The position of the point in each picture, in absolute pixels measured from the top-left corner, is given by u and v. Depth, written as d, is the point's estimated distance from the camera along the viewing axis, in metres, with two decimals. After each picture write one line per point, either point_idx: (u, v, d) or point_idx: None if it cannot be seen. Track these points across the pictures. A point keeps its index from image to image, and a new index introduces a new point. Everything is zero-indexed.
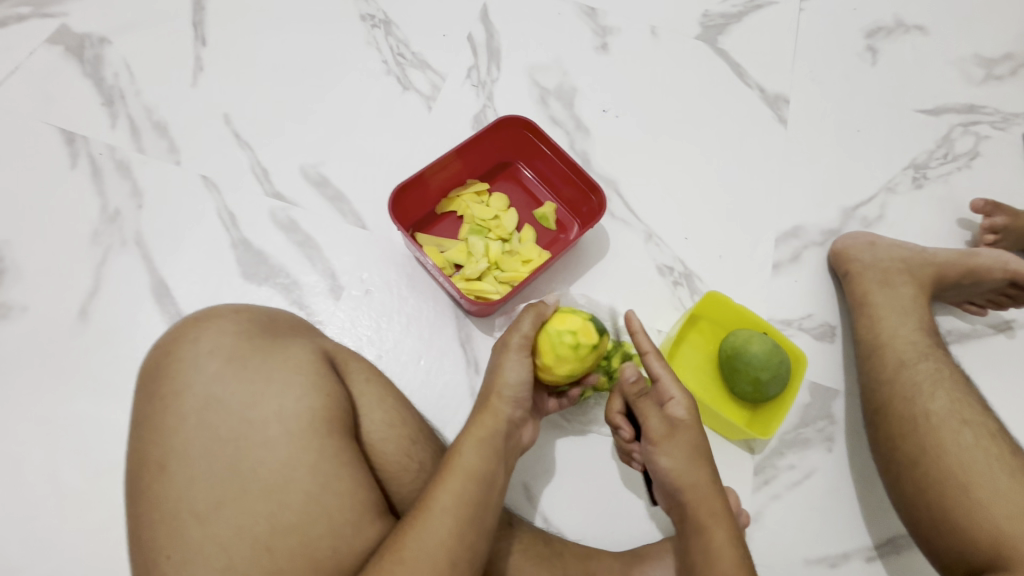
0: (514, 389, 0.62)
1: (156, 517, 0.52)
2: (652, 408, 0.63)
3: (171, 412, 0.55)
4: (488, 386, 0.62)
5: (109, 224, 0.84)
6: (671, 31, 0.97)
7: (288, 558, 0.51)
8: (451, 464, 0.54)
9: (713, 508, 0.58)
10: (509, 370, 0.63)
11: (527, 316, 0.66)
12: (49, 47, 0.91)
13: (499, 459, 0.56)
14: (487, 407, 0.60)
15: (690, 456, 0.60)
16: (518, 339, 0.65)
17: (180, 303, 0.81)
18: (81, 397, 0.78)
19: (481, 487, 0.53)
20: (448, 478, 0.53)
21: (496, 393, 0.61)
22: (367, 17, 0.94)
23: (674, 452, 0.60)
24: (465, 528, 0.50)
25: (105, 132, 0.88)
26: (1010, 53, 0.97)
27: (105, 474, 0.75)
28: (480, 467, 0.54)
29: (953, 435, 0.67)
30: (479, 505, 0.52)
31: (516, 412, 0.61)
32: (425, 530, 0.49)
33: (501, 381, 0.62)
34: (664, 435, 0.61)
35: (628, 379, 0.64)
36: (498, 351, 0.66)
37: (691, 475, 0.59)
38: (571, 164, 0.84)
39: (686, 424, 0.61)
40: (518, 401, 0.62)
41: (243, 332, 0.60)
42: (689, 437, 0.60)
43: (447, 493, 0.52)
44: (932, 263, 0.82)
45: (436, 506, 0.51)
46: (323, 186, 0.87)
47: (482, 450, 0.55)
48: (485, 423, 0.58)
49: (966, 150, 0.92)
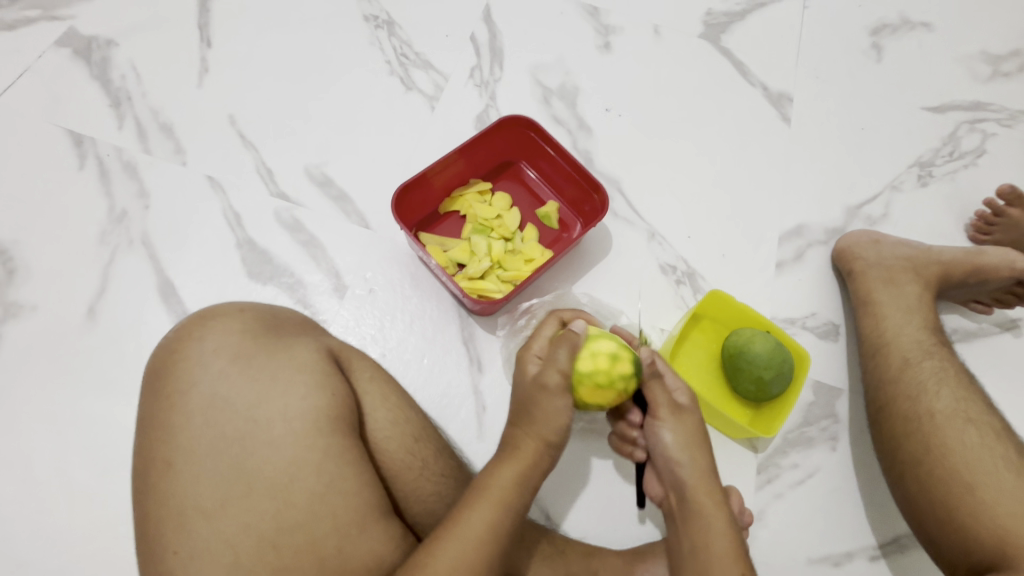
0: (557, 433, 0.57)
1: (163, 514, 0.53)
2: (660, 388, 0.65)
3: (177, 410, 0.55)
4: (529, 423, 0.58)
5: (116, 225, 0.85)
6: (674, 30, 0.97)
7: (295, 556, 0.51)
8: (485, 488, 0.53)
9: (712, 493, 0.59)
10: (551, 413, 0.57)
11: (563, 349, 0.61)
12: (57, 49, 0.92)
13: (532, 490, 0.56)
14: (525, 438, 0.57)
15: (691, 437, 0.61)
16: (556, 376, 0.59)
17: (186, 303, 0.82)
18: (89, 396, 0.79)
19: (511, 514, 0.53)
20: (482, 502, 0.52)
21: (540, 433, 0.57)
22: (370, 17, 0.95)
23: (677, 428, 0.62)
24: (488, 553, 0.50)
25: (112, 134, 0.89)
26: (1017, 50, 0.96)
27: (113, 471, 0.76)
28: (514, 498, 0.53)
29: (957, 434, 0.67)
30: (508, 531, 0.52)
31: (557, 449, 0.58)
32: (452, 551, 0.49)
33: (544, 422, 0.57)
34: (669, 413, 0.63)
35: (643, 360, 0.65)
36: (530, 389, 0.59)
37: (695, 454, 0.60)
38: (574, 164, 0.84)
39: (692, 409, 0.64)
40: (560, 441, 0.58)
41: (248, 331, 0.60)
42: (691, 420, 0.63)
43: (477, 517, 0.51)
44: (936, 261, 0.82)
45: (466, 527, 0.51)
46: (327, 186, 0.87)
47: (521, 483, 0.54)
48: (526, 456, 0.56)
49: (971, 148, 0.92)
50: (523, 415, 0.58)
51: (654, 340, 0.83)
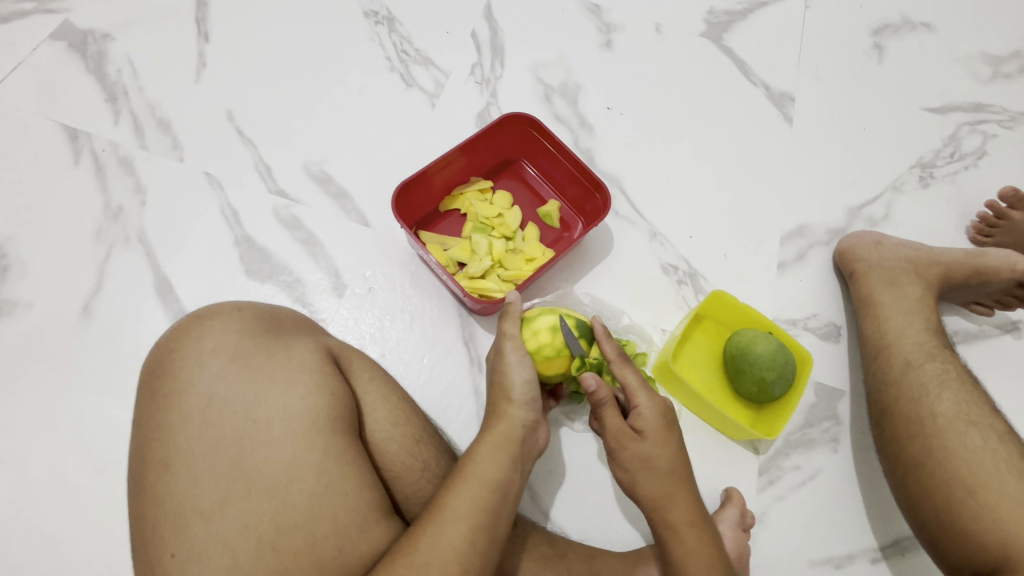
0: (523, 392, 0.62)
1: (160, 516, 0.52)
2: (610, 418, 0.61)
3: (175, 410, 0.55)
4: (498, 392, 0.62)
5: (113, 221, 0.84)
6: (676, 28, 0.96)
7: (295, 558, 0.50)
8: (466, 470, 0.54)
9: (676, 522, 0.58)
10: (513, 372, 0.63)
11: (508, 321, 0.66)
12: (52, 43, 0.91)
13: (512, 465, 0.56)
14: (499, 413, 0.60)
15: (646, 469, 0.59)
16: (509, 342, 0.65)
17: (184, 301, 0.81)
18: (84, 395, 0.77)
19: (493, 494, 0.53)
20: (461, 484, 0.53)
21: (506, 399, 0.61)
22: (370, 13, 0.94)
23: (628, 465, 0.60)
24: (477, 537, 0.50)
25: (109, 129, 0.87)
26: (1017, 52, 0.96)
27: (109, 471, 0.75)
28: (494, 475, 0.54)
29: (960, 436, 0.67)
30: (492, 511, 0.52)
31: (530, 416, 0.61)
32: (436, 534, 0.49)
33: (509, 386, 0.62)
34: (618, 448, 0.61)
35: (589, 389, 0.60)
36: (496, 358, 0.65)
37: (649, 486, 0.59)
38: (575, 162, 0.83)
39: (642, 436, 0.60)
40: (531, 405, 0.62)
41: (248, 331, 0.59)
42: (643, 453, 0.59)
43: (459, 499, 0.51)
44: (939, 262, 0.82)
45: (448, 511, 0.51)
46: (326, 184, 0.86)
47: (497, 456, 0.56)
48: (499, 429, 0.59)
49: (973, 149, 0.92)
50: (494, 384, 0.63)
51: (655, 340, 0.83)
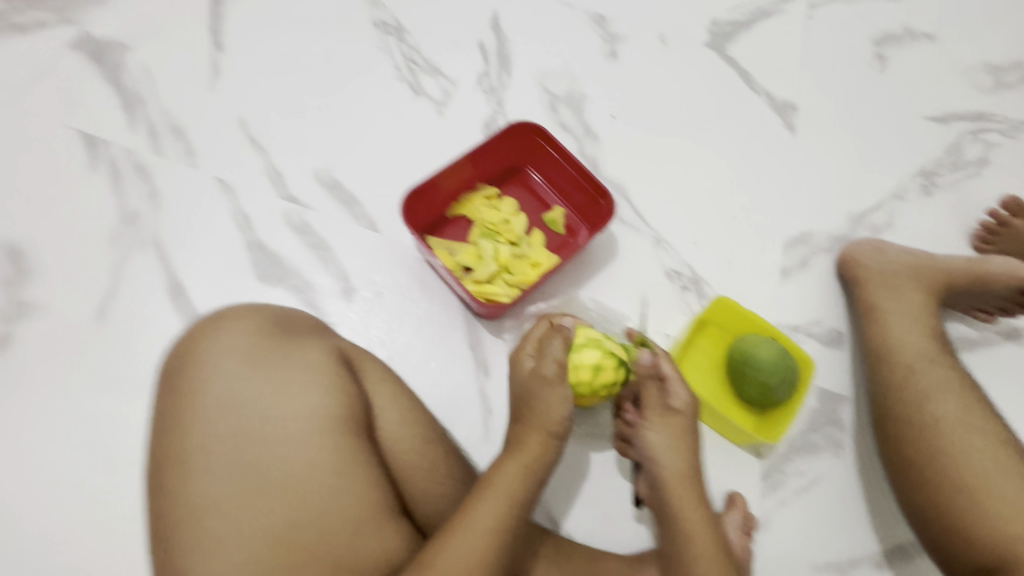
0: (560, 419, 0.63)
1: (176, 514, 0.53)
2: (652, 393, 0.69)
3: (189, 409, 0.56)
4: (532, 416, 0.63)
5: (128, 226, 0.86)
6: (680, 38, 0.97)
7: (308, 556, 0.52)
8: (493, 484, 0.57)
9: (688, 501, 0.63)
10: (553, 402, 0.63)
11: (557, 342, 0.67)
12: (70, 52, 0.93)
13: (537, 484, 0.59)
14: (532, 435, 0.62)
15: (676, 443, 0.66)
16: (552, 368, 0.65)
17: (196, 304, 0.83)
18: (99, 396, 0.79)
19: (518, 510, 0.55)
20: (489, 496, 0.55)
21: (540, 423, 0.62)
22: (380, 24, 0.96)
23: (660, 436, 0.66)
24: (500, 549, 0.52)
25: (125, 136, 0.89)
26: (1019, 62, 0.97)
27: (121, 471, 0.76)
28: (521, 492, 0.57)
29: (962, 441, 0.68)
30: (515, 525, 0.55)
31: (561, 441, 0.63)
32: (463, 539, 0.52)
33: (546, 412, 0.63)
34: (654, 419, 0.67)
35: (642, 360, 0.69)
36: (532, 382, 0.65)
37: (672, 461, 0.65)
38: (580, 170, 0.85)
39: (678, 413, 0.67)
40: (563, 428, 0.63)
41: (260, 333, 0.61)
42: (677, 427, 0.66)
43: (487, 510, 0.54)
44: (940, 269, 0.82)
45: (475, 518, 0.53)
46: (336, 190, 0.88)
47: (525, 475, 0.58)
48: (529, 448, 0.61)
49: (974, 158, 0.93)
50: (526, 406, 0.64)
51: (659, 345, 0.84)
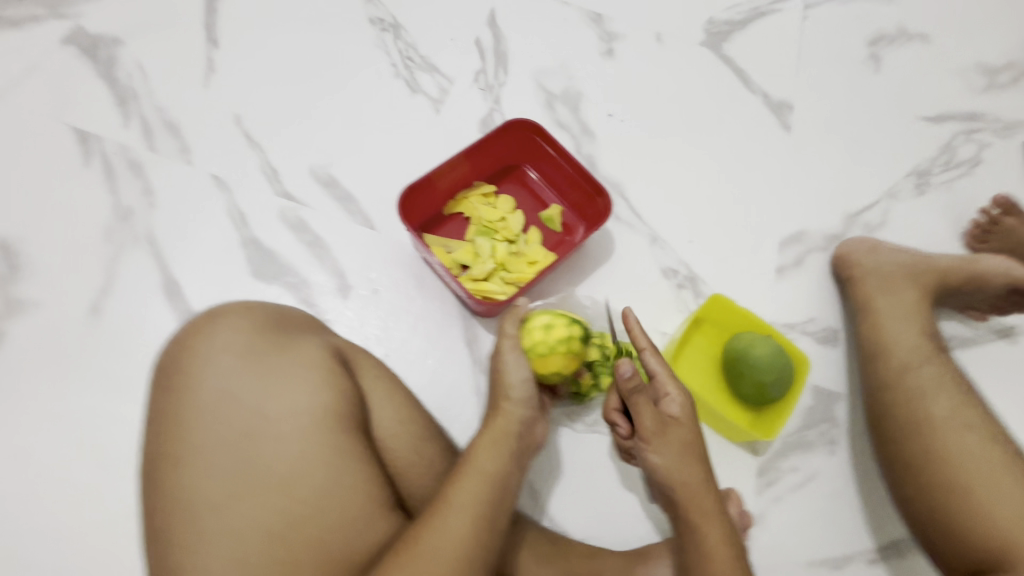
0: (520, 386, 0.63)
1: (171, 511, 0.53)
2: (644, 405, 0.64)
3: (184, 405, 0.56)
4: (496, 391, 0.64)
5: (122, 222, 0.85)
6: (677, 37, 0.98)
7: (302, 551, 0.51)
8: (467, 467, 0.55)
9: (705, 509, 0.58)
10: (510, 371, 0.64)
11: (508, 320, 0.68)
12: (63, 47, 0.92)
13: (512, 460, 0.58)
14: (500, 413, 0.61)
15: (682, 452, 0.61)
16: (506, 342, 0.67)
17: (191, 301, 0.82)
18: (93, 394, 0.78)
19: (495, 488, 0.54)
20: (463, 480, 0.54)
21: (505, 397, 0.63)
22: (376, 20, 0.95)
23: (664, 450, 0.61)
24: (479, 528, 0.51)
25: (119, 132, 0.89)
26: (1011, 62, 0.98)
27: (115, 469, 0.76)
28: (494, 469, 0.55)
29: (956, 438, 0.68)
30: (494, 505, 0.53)
31: (528, 412, 0.63)
32: (441, 528, 0.50)
33: (507, 384, 0.64)
34: (654, 433, 0.62)
35: (625, 374, 0.63)
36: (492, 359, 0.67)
37: (681, 473, 0.60)
38: (577, 167, 0.85)
39: (678, 422, 0.62)
40: (527, 402, 0.63)
41: (257, 330, 0.60)
42: (679, 437, 0.61)
43: (462, 494, 0.53)
44: (935, 267, 0.83)
45: (452, 505, 0.52)
46: (332, 187, 0.88)
47: (495, 451, 0.57)
48: (497, 425, 0.60)
49: (968, 158, 0.93)
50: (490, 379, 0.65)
51: (655, 342, 0.84)
